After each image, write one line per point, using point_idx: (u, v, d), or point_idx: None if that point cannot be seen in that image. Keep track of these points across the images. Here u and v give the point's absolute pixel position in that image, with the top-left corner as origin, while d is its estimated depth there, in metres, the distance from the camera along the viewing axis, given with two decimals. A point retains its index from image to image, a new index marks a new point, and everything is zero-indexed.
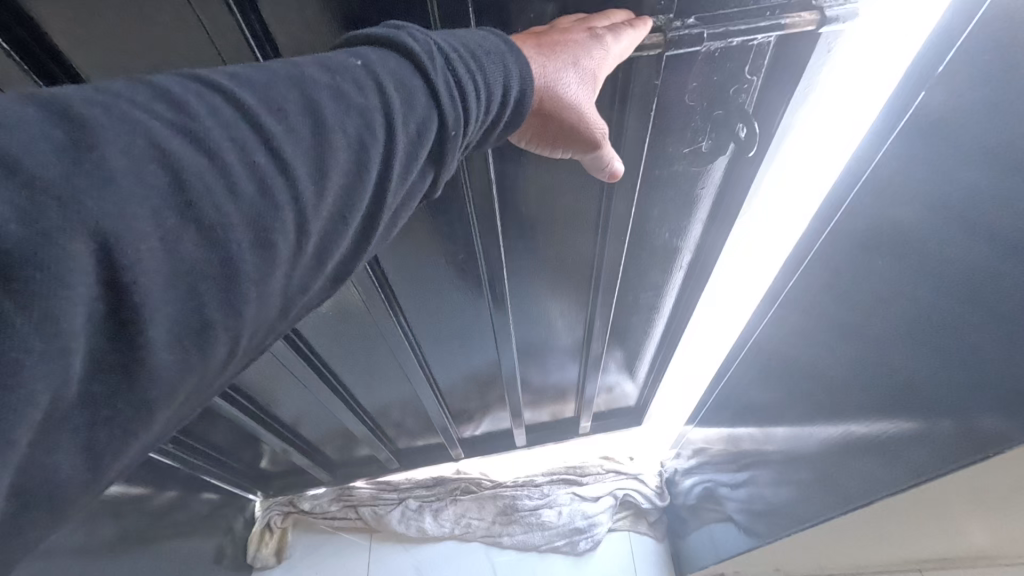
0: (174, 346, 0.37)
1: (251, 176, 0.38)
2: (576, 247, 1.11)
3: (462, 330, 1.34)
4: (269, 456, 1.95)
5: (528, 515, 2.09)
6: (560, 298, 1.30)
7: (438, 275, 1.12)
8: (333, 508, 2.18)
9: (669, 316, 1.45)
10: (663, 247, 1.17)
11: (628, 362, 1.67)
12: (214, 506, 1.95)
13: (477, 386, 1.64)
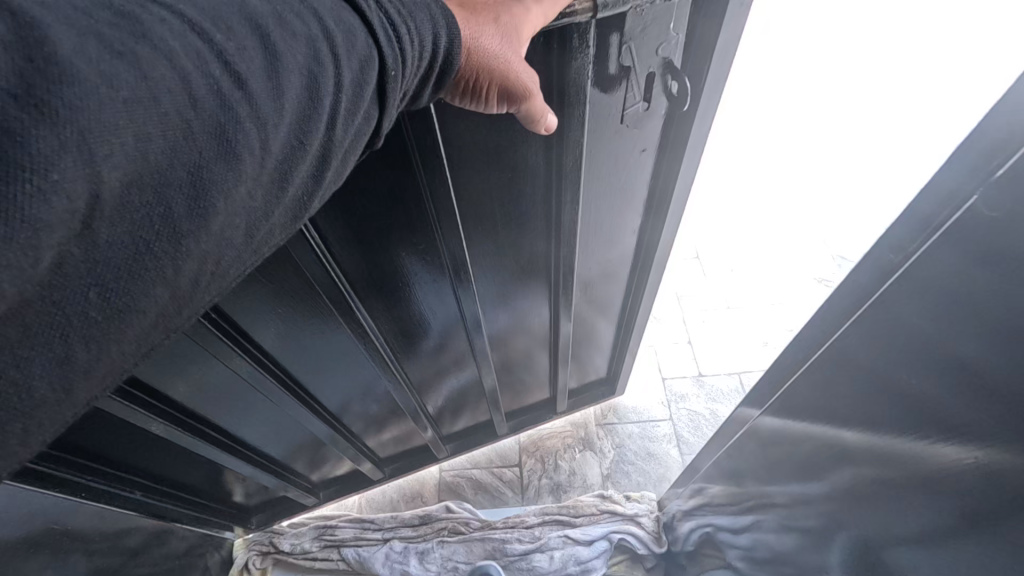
0: (154, 224, 0.46)
1: (212, 89, 0.48)
2: (528, 206, 1.28)
3: (415, 284, 1.35)
4: (246, 488, 1.90)
5: (519, 560, 1.91)
6: (514, 241, 1.37)
7: (372, 221, 1.11)
8: (314, 545, 2.09)
9: (618, 261, 1.65)
10: (609, 201, 1.36)
11: (587, 318, 1.84)
12: (191, 544, 1.87)
13: (442, 351, 1.67)
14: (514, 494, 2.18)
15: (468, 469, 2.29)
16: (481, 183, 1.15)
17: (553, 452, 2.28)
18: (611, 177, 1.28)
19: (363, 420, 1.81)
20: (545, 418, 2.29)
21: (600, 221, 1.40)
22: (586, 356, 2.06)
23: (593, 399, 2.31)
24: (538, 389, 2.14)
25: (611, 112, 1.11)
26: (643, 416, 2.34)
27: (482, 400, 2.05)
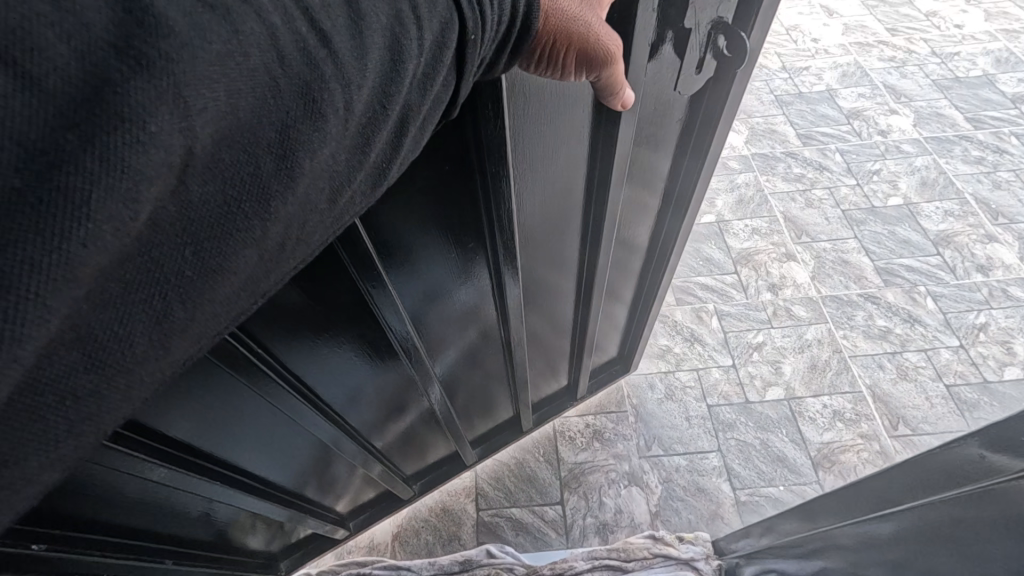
0: (227, 200, 0.36)
1: (299, 42, 0.36)
2: (574, 182, 1.21)
3: (452, 279, 1.19)
4: (270, 529, 1.68)
5: None
6: (556, 223, 1.26)
7: (416, 203, 0.94)
8: None
9: (643, 236, 1.61)
10: (644, 170, 1.32)
11: (611, 303, 1.78)
12: None
13: (475, 350, 1.52)
14: (558, 537, 2.04)
15: (506, 508, 2.12)
16: (534, 166, 1.05)
17: (596, 487, 2.13)
18: (648, 149, 1.26)
19: (392, 441, 1.66)
20: (565, 408, 2.21)
21: (634, 199, 1.38)
22: (605, 338, 2.02)
23: (607, 381, 2.27)
24: (557, 377, 2.05)
25: (664, 75, 1.07)
26: (690, 447, 2.20)
27: (505, 404, 1.95)
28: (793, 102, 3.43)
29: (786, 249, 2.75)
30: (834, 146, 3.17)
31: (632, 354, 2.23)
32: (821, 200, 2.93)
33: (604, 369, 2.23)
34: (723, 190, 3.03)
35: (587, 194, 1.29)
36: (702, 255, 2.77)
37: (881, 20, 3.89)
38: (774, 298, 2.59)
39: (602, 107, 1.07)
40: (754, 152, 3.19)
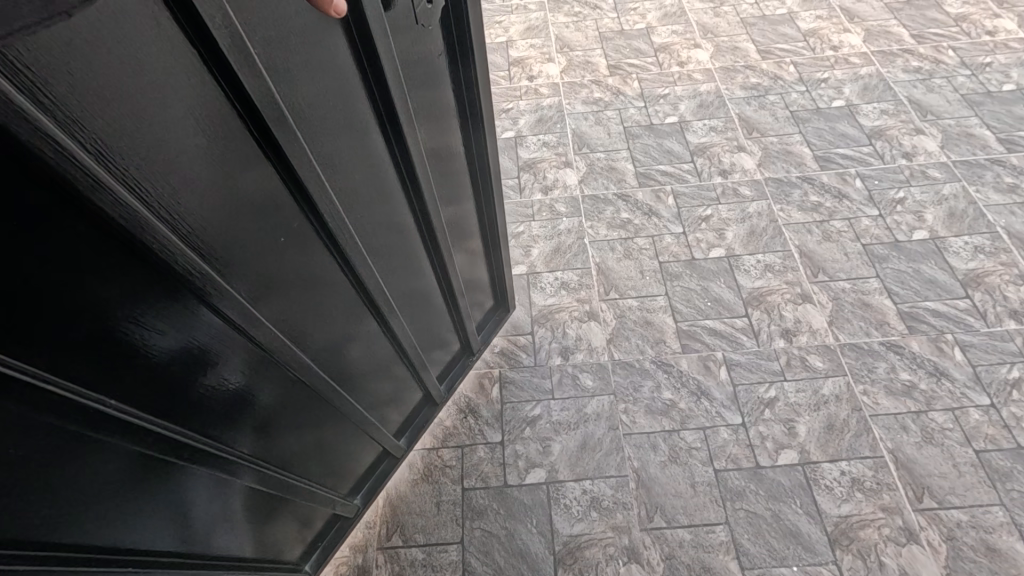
0: None
1: None
2: (371, 138, 1.35)
3: (291, 252, 1.23)
4: None
5: None
6: (373, 169, 1.40)
7: (220, 191, 1.00)
8: None
9: (456, 170, 1.81)
10: (427, 109, 1.52)
11: (457, 243, 1.97)
12: None
13: (351, 327, 1.55)
14: None
15: None
16: (320, 126, 1.17)
17: (593, 564, 1.98)
18: (426, 82, 1.48)
19: (299, 461, 1.63)
20: (470, 363, 2.38)
21: (432, 131, 1.59)
22: (472, 284, 2.22)
23: (495, 329, 2.48)
24: (447, 339, 2.20)
25: (402, 18, 1.28)
26: (695, 519, 2.03)
27: (405, 388, 2.03)
28: (810, 118, 3.19)
29: (802, 289, 2.55)
30: (854, 171, 2.94)
31: (506, 291, 2.46)
32: (840, 232, 2.71)
33: (484, 320, 2.44)
34: (734, 221, 2.81)
35: (391, 148, 1.44)
36: (710, 294, 2.57)
37: (906, 25, 3.62)
38: (788, 346, 2.40)
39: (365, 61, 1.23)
40: (768, 177, 2.96)
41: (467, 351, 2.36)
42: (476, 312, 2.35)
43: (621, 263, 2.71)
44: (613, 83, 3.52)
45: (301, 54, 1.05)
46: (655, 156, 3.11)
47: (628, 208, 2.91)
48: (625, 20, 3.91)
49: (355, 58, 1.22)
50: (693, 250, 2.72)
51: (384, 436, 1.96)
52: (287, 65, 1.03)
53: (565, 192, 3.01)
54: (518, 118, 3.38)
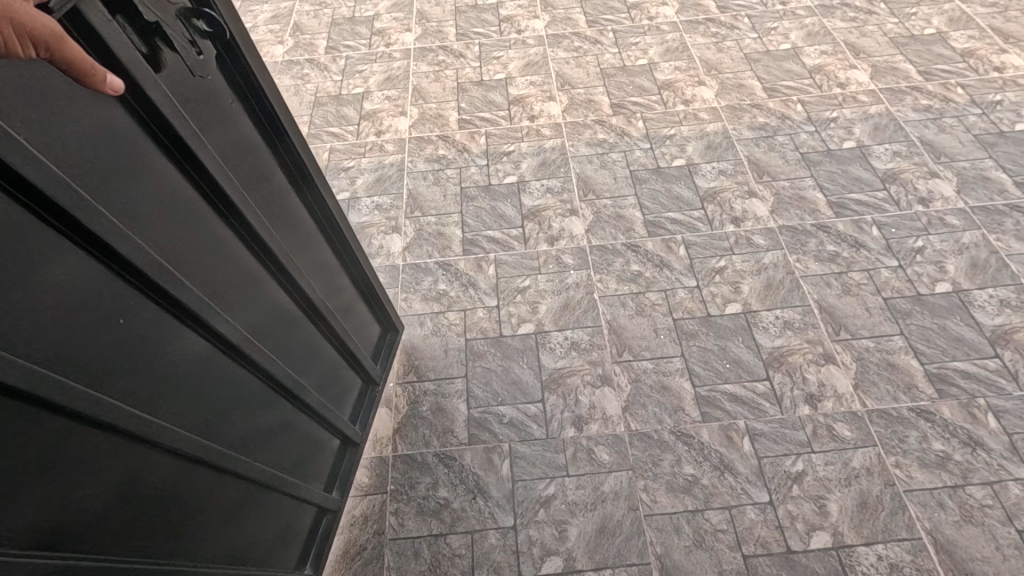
0: None
1: None
2: (187, 196, 1.34)
3: (136, 328, 1.19)
4: None
5: None
6: (199, 228, 1.39)
7: (27, 291, 0.96)
8: None
9: (295, 209, 1.82)
10: (240, 156, 1.53)
11: (320, 278, 1.97)
12: None
13: (230, 391, 1.50)
14: None
15: None
16: (118, 196, 1.14)
17: None
18: (224, 130, 1.47)
19: (228, 549, 1.54)
20: (379, 395, 2.38)
21: (250, 174, 1.57)
22: (352, 315, 2.22)
23: (392, 358, 2.49)
24: (345, 378, 2.18)
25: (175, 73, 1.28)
26: None
27: (315, 441, 1.98)
28: (821, 161, 3.10)
29: (823, 349, 2.43)
30: (870, 218, 2.84)
31: (389, 314, 2.46)
32: (860, 285, 2.61)
33: (379, 352, 2.44)
34: (750, 273, 2.70)
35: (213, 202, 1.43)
36: (729, 355, 2.45)
37: (913, 61, 3.56)
38: (813, 413, 2.27)
39: (151, 125, 1.23)
40: (782, 225, 2.86)
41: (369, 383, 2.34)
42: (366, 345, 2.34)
43: (633, 320, 2.59)
44: (617, 123, 3.42)
45: (68, 133, 1.04)
46: (663, 203, 3.01)
47: (638, 259, 2.79)
48: (627, 55, 3.81)
49: (136, 121, 1.20)
50: (708, 305, 2.61)
51: (312, 493, 1.91)
52: (54, 145, 1.01)
53: (572, 242, 2.89)
54: (521, 162, 3.27)
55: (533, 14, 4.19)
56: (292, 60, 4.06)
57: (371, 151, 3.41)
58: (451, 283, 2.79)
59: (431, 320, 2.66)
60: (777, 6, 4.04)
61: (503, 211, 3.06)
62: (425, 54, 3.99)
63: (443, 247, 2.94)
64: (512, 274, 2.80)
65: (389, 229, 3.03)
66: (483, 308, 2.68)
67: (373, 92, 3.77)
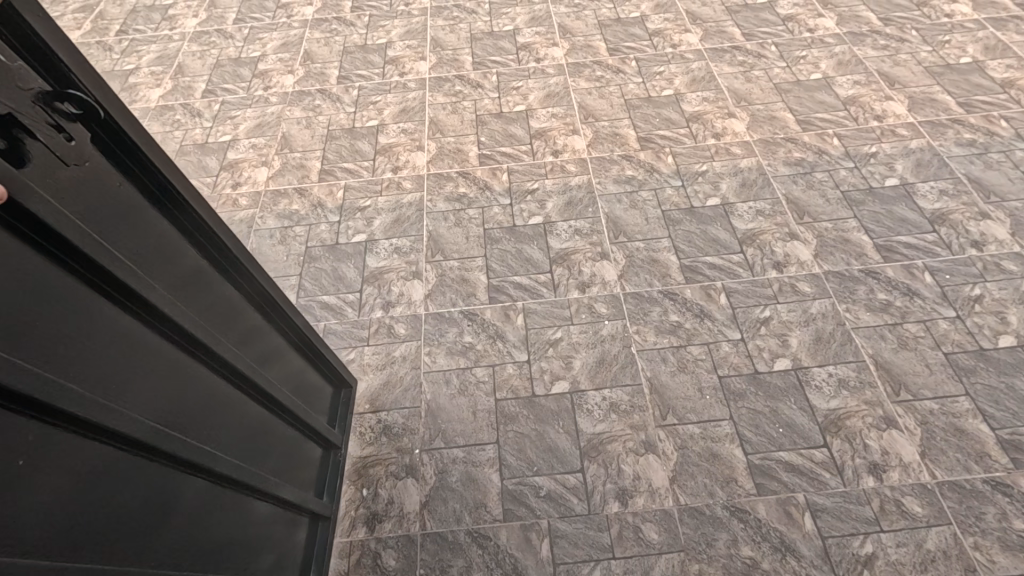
0: None
1: None
2: (79, 301, 1.18)
3: (34, 467, 1.03)
4: None
5: None
6: (103, 334, 1.23)
7: None
8: None
9: (216, 284, 1.66)
10: (141, 241, 1.38)
11: (256, 351, 1.82)
12: None
13: (167, 504, 1.35)
14: None
15: None
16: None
17: None
18: (121, 218, 1.32)
19: None
20: (342, 460, 2.26)
21: (156, 257, 1.42)
22: (298, 382, 2.08)
23: (350, 417, 2.38)
24: (302, 451, 2.04)
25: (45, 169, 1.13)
26: None
27: (279, 527, 1.83)
28: (864, 200, 2.95)
29: (884, 411, 2.25)
30: (922, 262, 2.68)
31: (336, 370, 2.32)
32: (918, 338, 2.44)
33: (333, 414, 2.31)
34: (798, 324, 2.53)
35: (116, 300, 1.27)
36: (781, 418, 2.27)
37: (951, 91, 3.42)
38: (879, 486, 2.09)
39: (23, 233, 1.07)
40: (827, 270, 2.70)
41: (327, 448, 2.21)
42: (315, 408, 2.19)
43: (675, 377, 2.41)
44: (645, 158, 3.27)
45: None
46: (700, 246, 2.85)
47: (676, 308, 2.63)
48: (651, 85, 3.68)
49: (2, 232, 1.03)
50: (755, 360, 2.43)
51: None
52: None
53: (605, 289, 2.72)
54: (546, 201, 3.12)
55: (552, 42, 4.07)
56: (302, 90, 3.92)
57: (387, 189, 3.25)
58: (477, 334, 2.61)
59: (457, 378, 2.48)
60: (804, 34, 3.91)
61: (530, 255, 2.89)
62: (441, 84, 3.85)
63: (467, 294, 2.77)
64: (542, 324, 2.63)
65: (409, 274, 2.86)
66: (513, 363, 2.51)
67: (387, 125, 3.62)
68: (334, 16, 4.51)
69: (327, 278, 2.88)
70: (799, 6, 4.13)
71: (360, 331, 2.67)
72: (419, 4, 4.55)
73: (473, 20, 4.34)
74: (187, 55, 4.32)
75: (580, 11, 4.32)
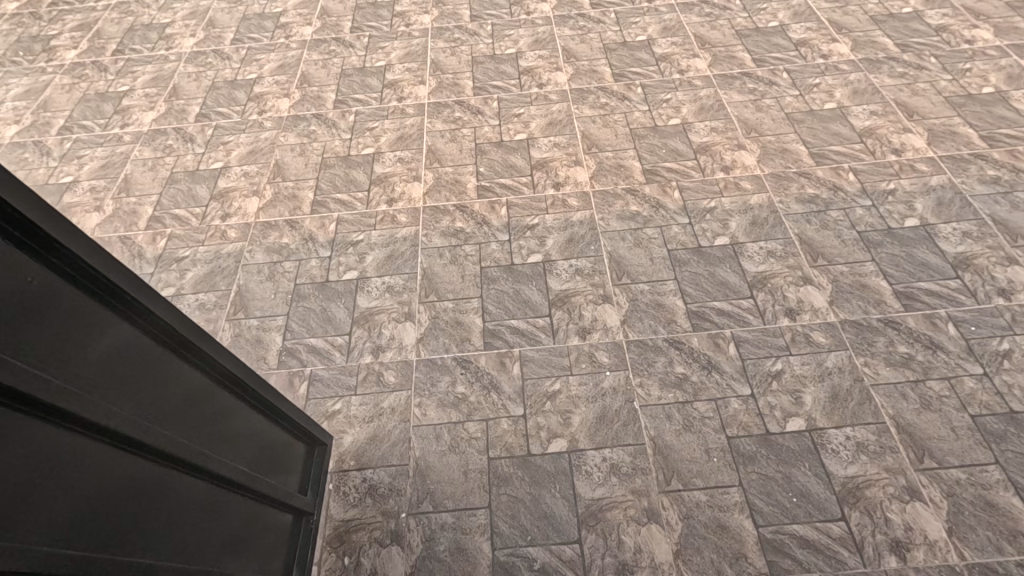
0: None
1: None
2: None
3: None
4: None
5: None
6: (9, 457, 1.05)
7: None
8: None
9: (155, 364, 1.49)
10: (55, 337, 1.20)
11: (207, 428, 1.65)
12: None
13: None
14: None
15: None
16: None
17: None
18: (27, 314, 1.14)
19: None
20: (314, 524, 2.11)
21: (76, 350, 1.25)
22: (263, 450, 1.92)
23: (325, 474, 2.23)
24: (268, 527, 1.87)
25: None
26: None
27: None
28: (882, 241, 2.79)
29: (907, 480, 2.09)
30: (945, 312, 2.52)
31: (304, 429, 2.15)
32: (942, 397, 2.27)
33: (308, 474, 2.16)
34: (812, 378, 2.37)
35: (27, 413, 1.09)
36: (795, 486, 2.11)
37: (973, 123, 3.26)
38: (901, 566, 1.93)
39: None
40: (843, 319, 2.54)
41: (297, 516, 2.04)
42: (283, 475, 2.02)
43: (681, 437, 2.26)
44: (651, 192, 3.13)
45: None
46: (707, 290, 2.70)
47: (682, 359, 2.48)
48: (658, 113, 3.54)
49: None
50: (766, 419, 2.27)
51: None
52: None
53: (607, 336, 2.58)
54: (546, 237, 2.98)
55: (555, 66, 3.94)
56: (298, 115, 3.81)
57: (382, 222, 3.13)
58: (471, 384, 2.47)
59: (448, 433, 2.34)
60: (817, 60, 3.77)
61: (528, 296, 2.75)
62: (440, 110, 3.73)
63: (461, 339, 2.62)
64: (540, 374, 2.48)
65: (401, 316, 2.72)
66: (508, 418, 2.36)
67: (384, 153, 3.50)
68: (333, 37, 4.41)
69: (315, 318, 2.75)
70: (812, 30, 3.98)
71: (348, 378, 2.54)
72: (420, 25, 4.44)
73: (475, 42, 4.22)
74: (182, 76, 4.22)
75: (585, 33, 4.19)
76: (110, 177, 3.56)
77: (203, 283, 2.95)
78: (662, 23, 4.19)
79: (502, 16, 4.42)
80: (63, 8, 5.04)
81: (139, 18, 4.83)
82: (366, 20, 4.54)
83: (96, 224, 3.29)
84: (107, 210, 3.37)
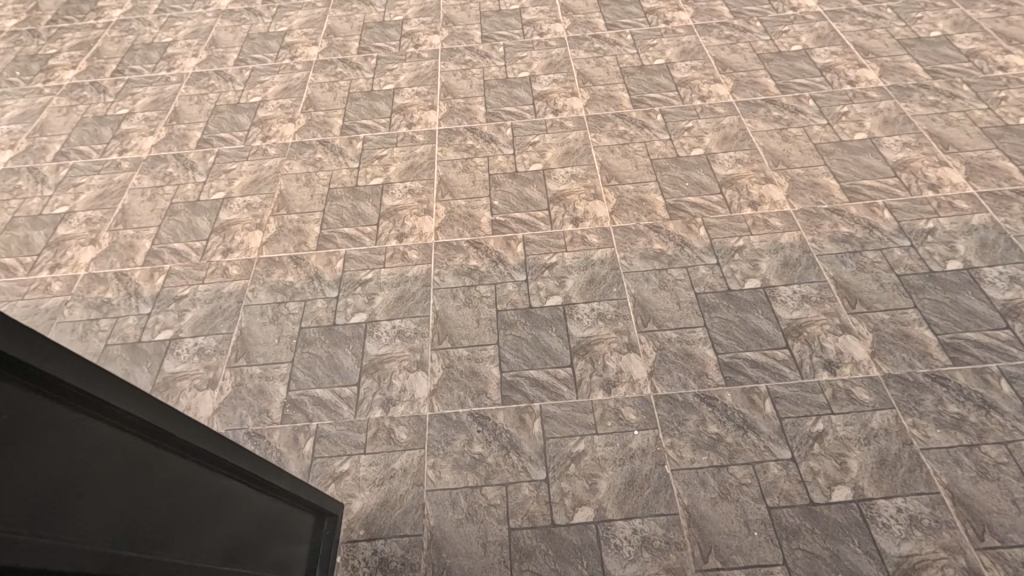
0: None
1: None
2: None
3: None
4: None
5: None
6: None
7: None
8: None
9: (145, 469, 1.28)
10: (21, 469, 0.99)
11: (201, 530, 1.45)
12: None
13: None
14: None
15: None
16: None
17: None
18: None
19: None
20: None
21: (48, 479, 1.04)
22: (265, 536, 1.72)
23: (333, 544, 2.06)
24: None
25: None
26: None
27: None
28: (924, 286, 2.63)
29: (966, 561, 1.93)
30: (995, 367, 2.35)
31: (308, 499, 1.96)
32: (999, 465, 2.11)
33: (315, 546, 1.99)
34: (857, 441, 2.20)
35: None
36: (844, 566, 1.95)
37: (1013, 157, 3.10)
38: None
39: None
40: (887, 373, 2.37)
41: None
42: (287, 559, 1.83)
43: (717, 506, 2.09)
44: (675, 229, 2.97)
45: None
46: (739, 338, 2.53)
47: (715, 417, 2.31)
48: (679, 143, 3.39)
49: None
50: (809, 488, 2.11)
51: None
52: None
53: (633, 390, 2.41)
54: (566, 278, 2.81)
55: (571, 91, 3.80)
56: (303, 142, 3.66)
57: (391, 260, 2.97)
58: (488, 444, 2.31)
59: (466, 500, 2.18)
60: (845, 87, 3.62)
61: (548, 343, 2.59)
62: (452, 137, 3.58)
63: (477, 391, 2.46)
64: (562, 433, 2.31)
65: (413, 364, 2.56)
66: (530, 483, 2.19)
67: (393, 183, 3.34)
68: (340, 58, 4.27)
69: (321, 367, 2.58)
70: (837, 54, 3.84)
71: (357, 434, 2.37)
72: (429, 46, 4.30)
73: (487, 65, 4.08)
74: (184, 99, 4.08)
75: (600, 56, 4.05)
76: (106, 207, 3.40)
77: (203, 326, 2.78)
78: (680, 45, 4.05)
79: (514, 37, 4.28)
80: (63, 26, 4.91)
81: (139, 37, 4.69)
82: (374, 41, 4.40)
83: (91, 259, 3.14)
84: (102, 243, 3.21)
